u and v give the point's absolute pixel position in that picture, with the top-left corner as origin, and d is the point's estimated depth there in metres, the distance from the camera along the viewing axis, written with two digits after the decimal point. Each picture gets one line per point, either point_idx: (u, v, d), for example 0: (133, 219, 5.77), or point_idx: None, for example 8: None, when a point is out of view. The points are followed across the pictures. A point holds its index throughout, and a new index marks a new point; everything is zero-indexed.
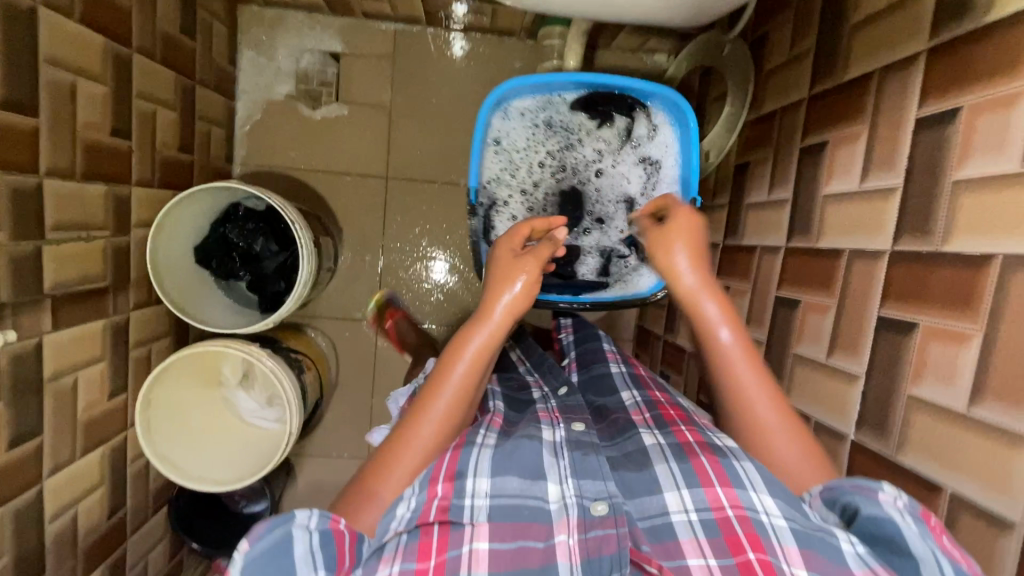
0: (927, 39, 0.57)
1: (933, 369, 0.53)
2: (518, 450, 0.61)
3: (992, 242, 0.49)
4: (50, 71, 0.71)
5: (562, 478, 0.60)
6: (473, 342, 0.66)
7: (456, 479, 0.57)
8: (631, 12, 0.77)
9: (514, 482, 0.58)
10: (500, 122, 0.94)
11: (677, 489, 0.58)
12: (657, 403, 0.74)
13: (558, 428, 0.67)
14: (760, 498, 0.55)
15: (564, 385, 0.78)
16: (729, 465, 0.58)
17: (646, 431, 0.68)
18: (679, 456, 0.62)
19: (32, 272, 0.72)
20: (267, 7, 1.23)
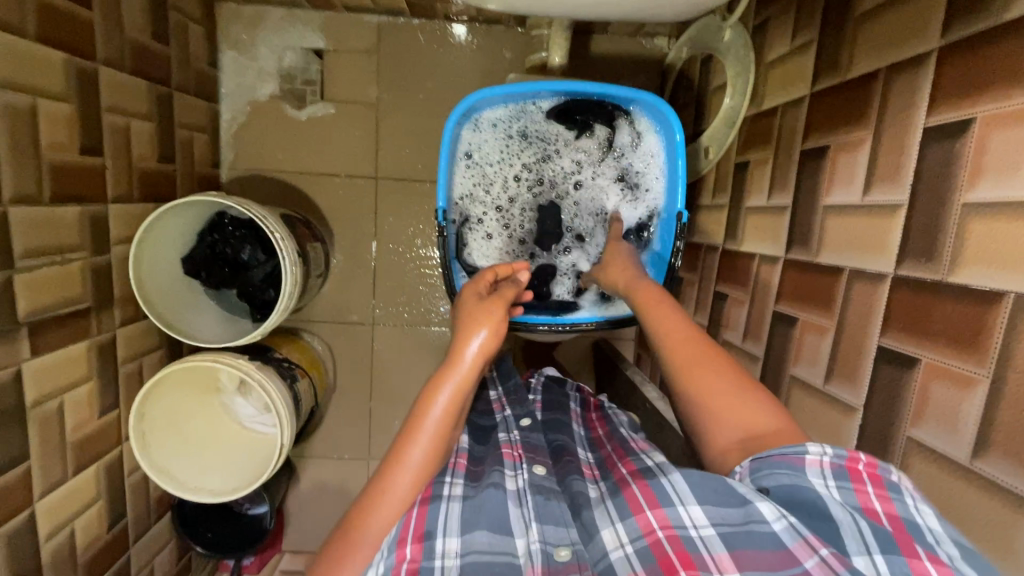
0: (938, 37, 0.51)
1: (934, 411, 0.49)
2: (485, 501, 0.58)
3: (1005, 276, 0.43)
4: (5, 95, 0.69)
5: (527, 526, 0.57)
6: (442, 395, 0.63)
7: (424, 539, 0.54)
8: (609, 14, 0.71)
9: (483, 538, 0.55)
10: (471, 134, 0.91)
11: (613, 525, 0.55)
12: (603, 455, 0.71)
13: (521, 471, 0.64)
14: (688, 512, 0.52)
15: (525, 415, 0.74)
16: (657, 484, 0.56)
17: (592, 482, 0.65)
18: (614, 492, 0.60)
19: (4, 301, 0.71)
20: (246, 3, 1.18)
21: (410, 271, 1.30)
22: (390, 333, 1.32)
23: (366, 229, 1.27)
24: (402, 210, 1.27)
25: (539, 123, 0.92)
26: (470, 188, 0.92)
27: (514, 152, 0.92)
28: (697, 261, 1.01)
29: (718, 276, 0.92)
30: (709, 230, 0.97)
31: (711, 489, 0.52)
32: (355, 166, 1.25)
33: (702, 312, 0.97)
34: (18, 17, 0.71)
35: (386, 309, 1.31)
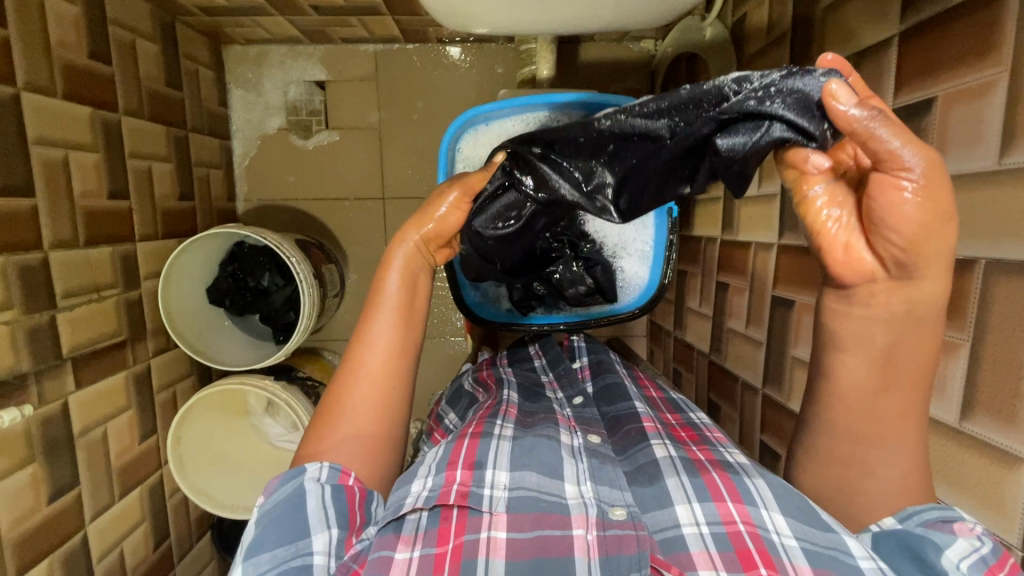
0: (897, 22, 0.53)
1: None
2: (535, 447, 0.64)
3: (973, 244, 0.45)
4: (40, 150, 0.76)
5: (580, 480, 0.60)
6: (396, 254, 0.70)
7: (475, 468, 0.60)
8: (589, 28, 0.75)
9: (532, 477, 0.60)
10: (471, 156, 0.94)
11: (688, 502, 0.57)
12: (670, 426, 0.74)
13: (576, 436, 0.69)
14: (771, 517, 0.54)
15: (579, 396, 0.79)
16: (741, 482, 0.58)
17: (658, 441, 0.67)
18: (691, 470, 0.61)
19: (50, 340, 0.77)
20: (250, 44, 1.25)
21: None
22: None
23: (377, 247, 1.33)
24: None
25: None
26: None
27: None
28: (697, 254, 1.03)
29: (720, 267, 0.94)
30: (707, 222, 1.00)
31: (794, 505, 0.54)
32: (363, 189, 1.31)
33: (707, 302, 0.99)
34: (48, 79, 0.77)
35: None
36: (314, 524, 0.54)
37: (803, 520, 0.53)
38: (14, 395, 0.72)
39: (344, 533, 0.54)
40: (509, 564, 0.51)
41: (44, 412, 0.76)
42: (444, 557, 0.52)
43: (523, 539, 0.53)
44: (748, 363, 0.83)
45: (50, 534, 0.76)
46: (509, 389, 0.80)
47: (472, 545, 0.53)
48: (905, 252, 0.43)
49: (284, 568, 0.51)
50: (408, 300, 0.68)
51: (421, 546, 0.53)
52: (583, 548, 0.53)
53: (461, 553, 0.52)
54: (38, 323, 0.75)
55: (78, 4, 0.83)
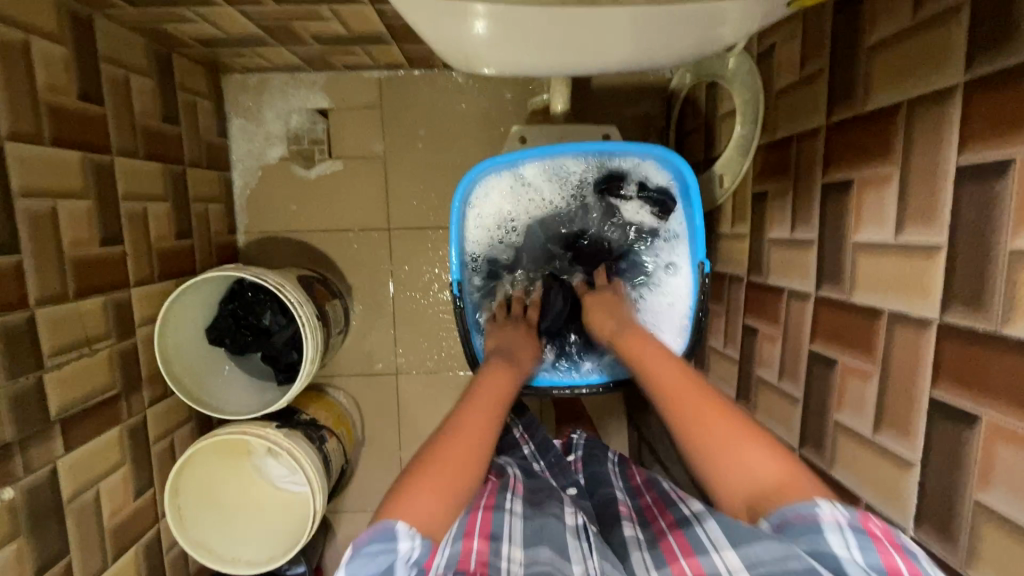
0: (962, 70, 0.48)
1: (1002, 475, 0.45)
2: (545, 525, 0.59)
3: None
4: (26, 202, 0.71)
5: (585, 556, 0.56)
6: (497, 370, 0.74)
7: (491, 539, 0.54)
8: (609, 70, 0.70)
9: (546, 551, 0.55)
10: (486, 197, 0.89)
11: (648, 574, 0.55)
12: (642, 506, 0.70)
13: (578, 515, 0.64)
14: (723, 559, 0.51)
15: (574, 487, 0.76)
16: (692, 533, 0.56)
17: (628, 522, 0.65)
18: (652, 544, 0.59)
19: (36, 403, 0.72)
20: (249, 73, 1.21)
21: (430, 318, 1.29)
22: (415, 381, 1.31)
23: (382, 279, 1.28)
24: (418, 258, 1.27)
25: (573, 188, 0.90)
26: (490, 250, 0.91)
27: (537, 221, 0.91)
28: (721, 292, 0.98)
29: (746, 309, 0.89)
30: (731, 260, 0.94)
31: (744, 535, 0.51)
32: (367, 220, 1.26)
33: (732, 345, 0.93)
34: (35, 126, 0.73)
35: (410, 358, 1.30)
36: None
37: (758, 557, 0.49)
38: None
39: None
40: None
41: (30, 481, 0.71)
42: None
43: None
44: (782, 419, 0.77)
45: None
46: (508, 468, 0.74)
47: None
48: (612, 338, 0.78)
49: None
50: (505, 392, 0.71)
51: None
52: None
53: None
54: (24, 387, 0.70)
55: (67, 44, 0.79)
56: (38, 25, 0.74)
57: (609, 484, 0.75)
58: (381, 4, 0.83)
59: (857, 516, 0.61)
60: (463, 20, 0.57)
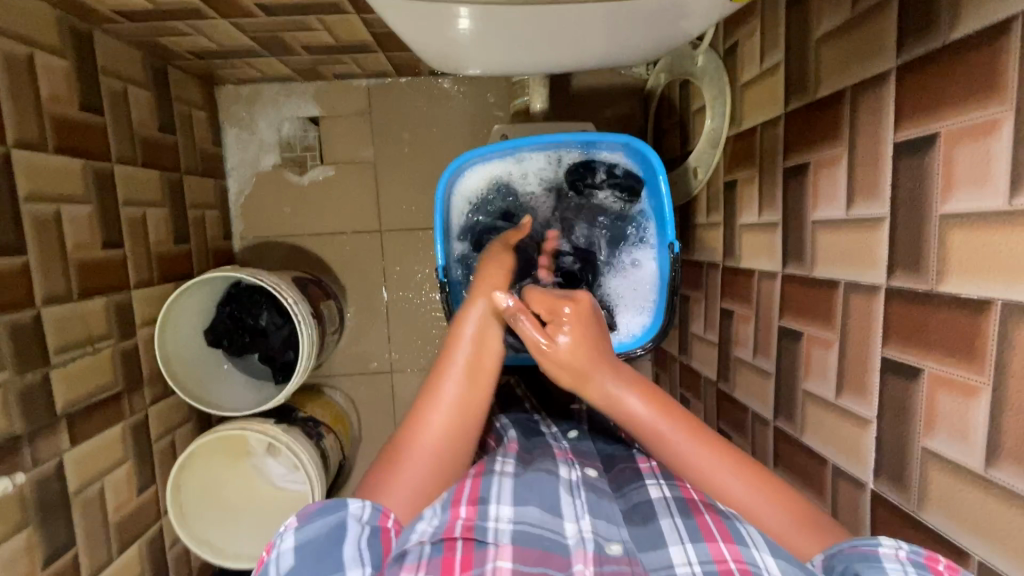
0: (894, 56, 0.53)
1: (944, 421, 0.49)
2: (538, 483, 0.62)
3: (991, 285, 0.44)
4: (32, 208, 0.75)
5: (578, 515, 0.59)
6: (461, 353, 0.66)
7: (478, 503, 0.58)
8: (583, 65, 0.74)
9: (534, 512, 0.58)
10: (461, 212, 0.92)
11: (682, 543, 0.56)
12: (664, 462, 0.73)
13: (574, 468, 0.67)
14: (762, 556, 0.53)
15: (574, 430, 0.78)
16: (731, 523, 0.57)
17: (653, 482, 0.67)
18: (683, 511, 0.61)
19: (44, 398, 0.75)
20: (242, 84, 1.25)
21: (422, 316, 1.32)
22: (410, 378, 1.34)
23: (375, 280, 1.31)
24: (409, 258, 1.31)
25: (552, 173, 0.92)
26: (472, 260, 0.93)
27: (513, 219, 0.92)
28: (699, 280, 1.02)
29: (723, 293, 0.93)
30: (707, 247, 0.98)
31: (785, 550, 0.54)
32: (359, 222, 1.30)
33: (711, 328, 0.97)
34: (39, 136, 0.77)
35: (404, 356, 1.34)
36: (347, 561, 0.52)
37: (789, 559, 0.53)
38: (6, 459, 0.70)
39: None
40: None
41: (38, 474, 0.74)
42: None
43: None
44: (757, 394, 0.81)
45: None
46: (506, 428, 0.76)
47: None
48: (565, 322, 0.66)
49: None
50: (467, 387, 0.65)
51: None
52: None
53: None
54: (32, 383, 0.74)
55: (68, 58, 0.83)
56: (41, 40, 0.78)
57: (628, 445, 0.77)
58: (366, 14, 0.88)
59: (825, 477, 0.65)
60: (448, 20, 0.59)
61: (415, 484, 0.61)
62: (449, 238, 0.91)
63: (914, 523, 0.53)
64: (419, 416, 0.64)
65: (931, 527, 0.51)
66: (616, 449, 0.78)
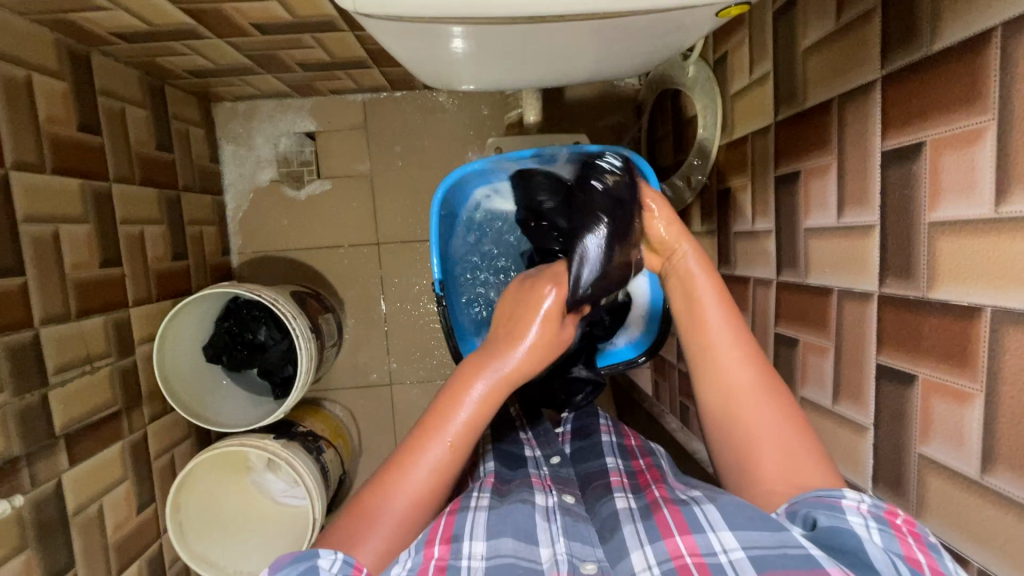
0: (878, 67, 0.54)
1: (940, 427, 0.49)
2: (511, 513, 0.59)
3: (981, 291, 0.44)
4: (30, 228, 0.76)
5: (553, 539, 0.57)
6: (477, 389, 0.63)
7: (452, 541, 0.55)
8: (577, 79, 0.75)
9: (509, 543, 0.55)
10: (460, 221, 0.93)
11: (642, 547, 0.55)
12: (637, 470, 0.72)
13: (550, 496, 0.65)
14: (719, 536, 0.52)
15: (557, 453, 0.75)
16: (689, 511, 0.56)
17: (621, 494, 0.65)
18: (645, 514, 0.60)
19: (42, 418, 0.75)
20: (238, 101, 1.26)
21: (421, 328, 1.33)
22: (409, 390, 1.34)
23: (373, 292, 1.32)
24: (407, 270, 1.31)
25: None
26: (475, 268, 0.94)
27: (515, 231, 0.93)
28: None
29: None
30: (703, 255, 0.99)
31: (745, 515, 0.52)
32: (356, 236, 1.30)
33: None
34: (36, 156, 0.77)
35: (403, 368, 1.34)
36: None
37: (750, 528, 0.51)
38: (6, 480, 0.70)
39: None
40: None
41: (37, 494, 0.74)
42: None
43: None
44: None
45: None
46: (485, 462, 0.75)
47: None
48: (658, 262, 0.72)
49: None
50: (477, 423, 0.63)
51: None
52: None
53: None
54: (30, 403, 0.74)
55: (66, 79, 0.84)
56: (39, 63, 0.79)
57: (602, 457, 0.75)
58: (361, 31, 0.89)
59: None
60: (442, 40, 0.59)
61: (458, 441, 0.62)
62: (449, 248, 0.92)
63: None
64: (477, 370, 0.65)
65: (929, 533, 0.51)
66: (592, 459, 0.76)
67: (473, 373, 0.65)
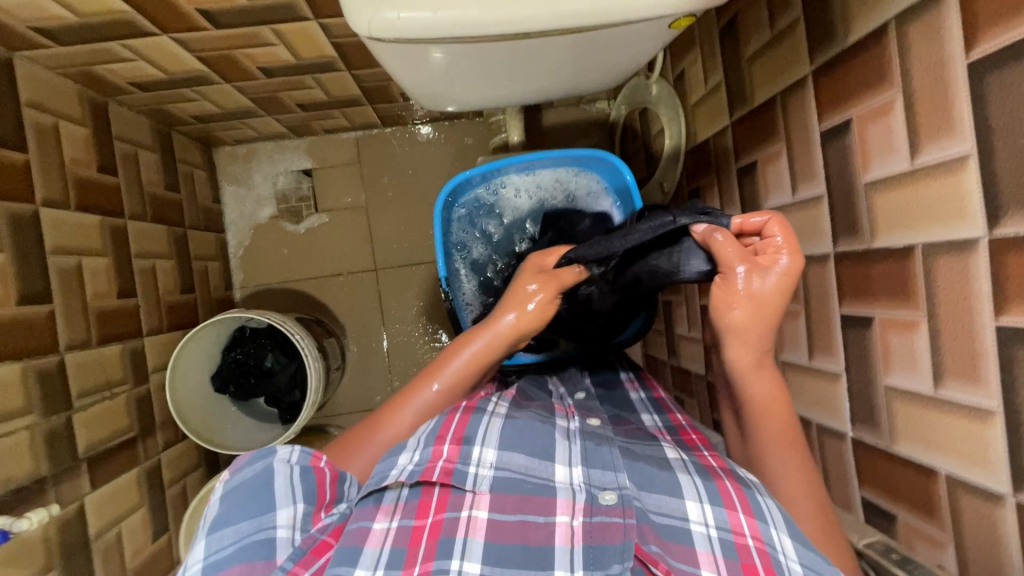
0: (809, 64, 0.64)
1: (897, 358, 0.56)
2: (529, 429, 0.64)
3: (910, 234, 0.52)
4: (57, 259, 0.81)
5: (571, 462, 0.61)
6: (471, 347, 0.71)
7: (463, 443, 0.61)
8: (553, 94, 0.86)
9: (520, 459, 0.60)
10: (462, 212, 0.99)
11: (699, 501, 0.57)
12: (679, 428, 0.75)
13: (573, 420, 0.70)
14: (782, 538, 0.52)
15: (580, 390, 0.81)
16: (753, 497, 0.56)
17: (670, 444, 0.68)
18: (703, 472, 0.61)
19: (66, 441, 0.78)
20: (238, 144, 1.34)
21: (421, 348, 1.37)
22: None
23: (373, 317, 1.37)
24: (404, 293, 1.37)
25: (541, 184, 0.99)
26: (473, 266, 0.98)
27: (507, 229, 0.99)
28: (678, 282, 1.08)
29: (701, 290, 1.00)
30: None
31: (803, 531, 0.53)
32: (355, 264, 1.37)
33: (695, 326, 1.00)
34: (62, 194, 0.83)
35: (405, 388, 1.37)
36: (280, 499, 0.56)
37: (810, 546, 0.52)
38: (34, 500, 0.72)
39: (309, 508, 0.57)
40: (487, 544, 0.53)
41: (61, 517, 0.75)
42: (422, 530, 0.55)
43: (506, 521, 0.55)
44: None
45: None
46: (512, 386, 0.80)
47: (451, 523, 0.55)
48: (745, 313, 0.60)
49: (245, 541, 0.53)
50: (460, 385, 0.70)
51: (399, 516, 0.56)
52: (566, 535, 0.54)
53: (440, 529, 0.54)
54: (56, 425, 0.76)
55: (88, 125, 0.91)
56: (64, 110, 0.86)
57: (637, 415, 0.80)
58: (357, 70, 0.99)
59: (811, 438, 0.71)
60: (437, 61, 0.69)
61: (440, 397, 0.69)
62: (450, 242, 0.98)
63: (890, 459, 0.58)
64: (477, 330, 0.72)
65: (904, 457, 0.57)
66: (623, 417, 0.79)
67: (468, 335, 0.73)
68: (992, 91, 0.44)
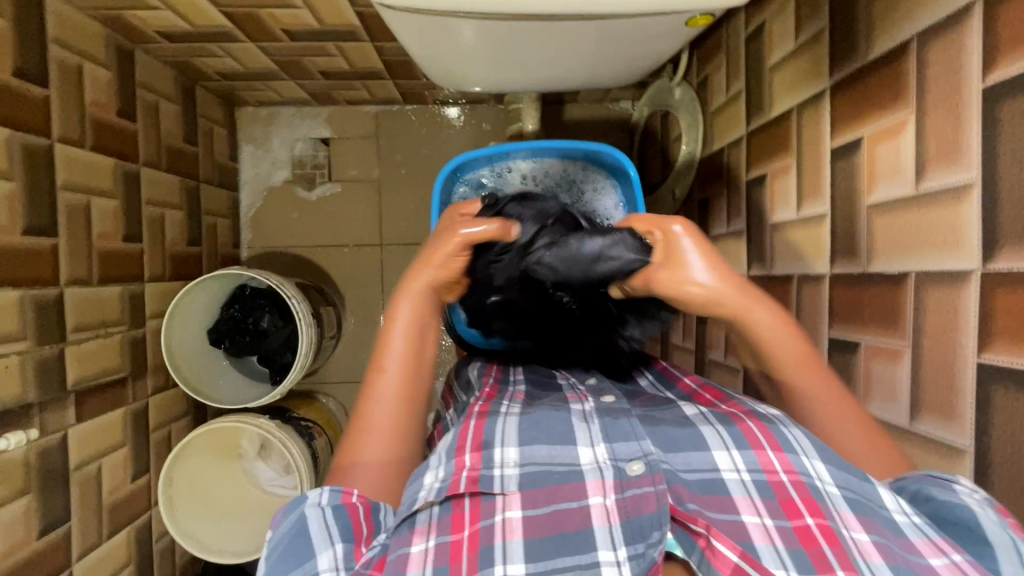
0: (827, 78, 0.62)
1: (878, 387, 0.55)
2: (544, 419, 0.57)
3: (906, 261, 0.51)
4: (67, 196, 0.83)
5: (593, 442, 0.54)
6: (403, 306, 0.64)
7: (483, 449, 0.54)
8: (570, 84, 0.85)
9: (543, 450, 0.54)
10: (464, 190, 0.99)
11: (726, 449, 0.52)
12: (691, 392, 0.67)
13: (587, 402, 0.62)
14: (813, 463, 0.49)
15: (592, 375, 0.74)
16: (778, 430, 0.52)
17: (686, 403, 0.62)
18: (723, 420, 0.55)
19: (56, 371, 0.80)
20: (261, 106, 1.36)
21: None
22: None
23: (373, 290, 1.38)
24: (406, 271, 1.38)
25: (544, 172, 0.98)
26: None
27: None
28: None
29: None
30: None
31: (833, 454, 0.50)
32: (361, 236, 1.38)
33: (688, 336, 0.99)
34: (78, 133, 0.85)
35: None
36: (317, 544, 0.49)
37: (844, 467, 0.49)
38: (18, 423, 0.74)
39: (350, 545, 0.49)
40: (526, 545, 0.47)
41: (43, 444, 0.77)
42: (461, 546, 0.47)
43: (540, 514, 0.49)
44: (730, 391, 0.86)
45: (36, 570, 0.76)
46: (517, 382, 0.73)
47: (488, 531, 0.48)
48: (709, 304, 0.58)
49: None
50: (415, 344, 0.63)
51: (435, 535, 0.48)
52: (603, 515, 0.48)
53: (479, 539, 0.47)
54: (48, 355, 0.79)
55: (112, 69, 0.93)
56: (89, 51, 0.88)
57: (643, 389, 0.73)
58: (381, 42, 0.99)
59: None
60: (454, 38, 0.69)
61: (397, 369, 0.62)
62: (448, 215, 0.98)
63: None
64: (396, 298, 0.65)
65: None
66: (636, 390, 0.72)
67: (393, 304, 0.65)
68: (1004, 118, 0.42)
